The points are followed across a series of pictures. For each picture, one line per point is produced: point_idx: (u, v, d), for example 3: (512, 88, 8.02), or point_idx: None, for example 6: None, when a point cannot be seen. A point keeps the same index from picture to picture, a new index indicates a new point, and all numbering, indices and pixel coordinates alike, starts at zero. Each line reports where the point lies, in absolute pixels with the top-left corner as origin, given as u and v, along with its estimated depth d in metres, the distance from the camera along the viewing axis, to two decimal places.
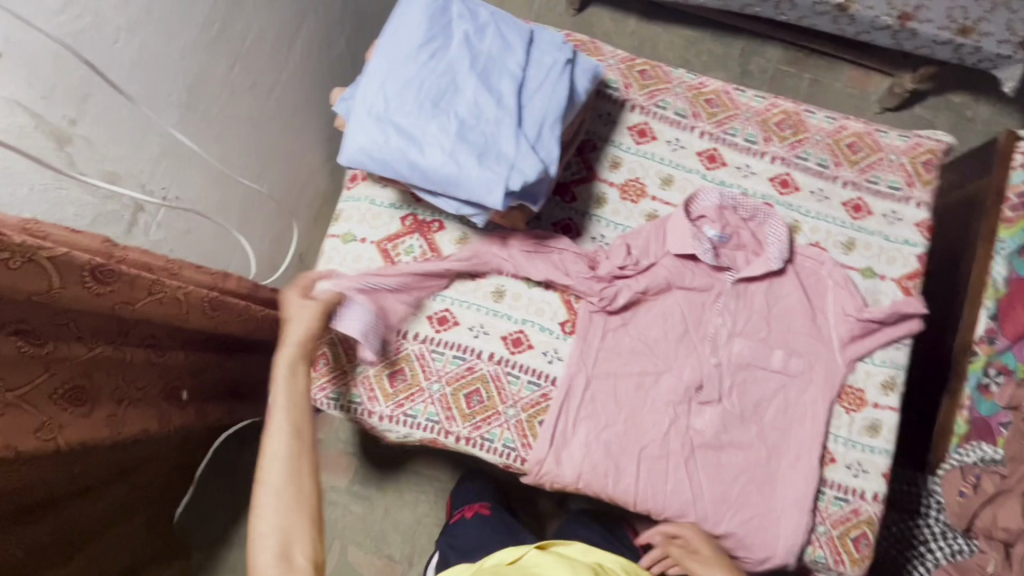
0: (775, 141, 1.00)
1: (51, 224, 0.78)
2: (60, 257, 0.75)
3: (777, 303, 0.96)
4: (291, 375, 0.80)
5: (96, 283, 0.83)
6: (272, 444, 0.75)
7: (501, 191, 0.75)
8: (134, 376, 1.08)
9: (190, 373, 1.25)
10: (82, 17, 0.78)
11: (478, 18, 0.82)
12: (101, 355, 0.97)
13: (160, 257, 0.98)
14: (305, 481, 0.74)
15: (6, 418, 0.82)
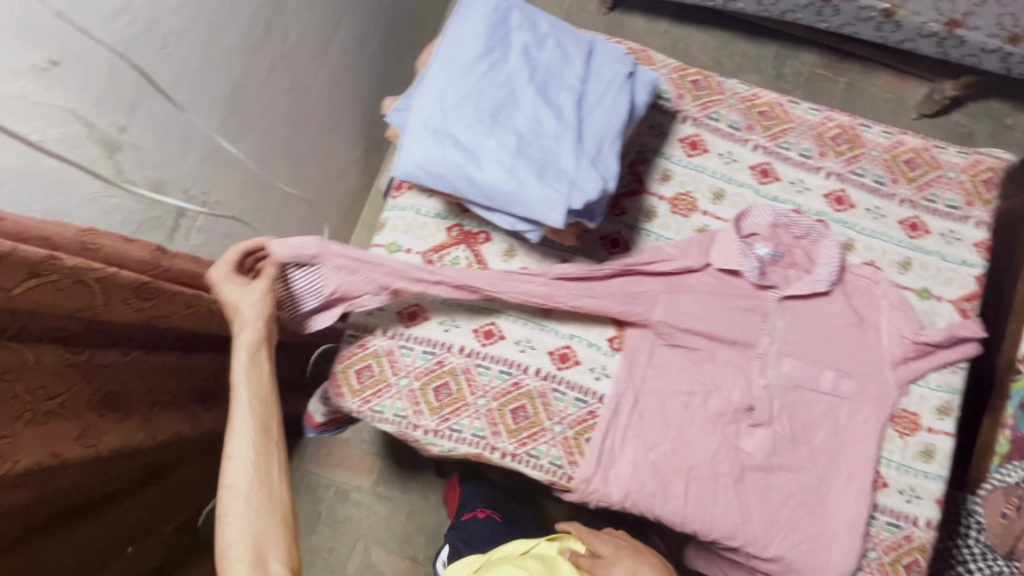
0: (831, 156, 0.98)
1: (106, 233, 0.76)
2: (107, 278, 0.74)
3: (826, 323, 0.93)
4: (251, 365, 0.78)
5: (137, 298, 0.81)
6: (235, 444, 0.74)
7: (562, 210, 0.74)
8: (167, 382, 1.05)
9: (218, 374, 1.22)
10: (135, 23, 0.76)
11: (538, 29, 0.80)
12: (134, 359, 0.94)
13: (205, 266, 0.97)
14: (273, 483, 0.75)
15: (48, 427, 0.78)
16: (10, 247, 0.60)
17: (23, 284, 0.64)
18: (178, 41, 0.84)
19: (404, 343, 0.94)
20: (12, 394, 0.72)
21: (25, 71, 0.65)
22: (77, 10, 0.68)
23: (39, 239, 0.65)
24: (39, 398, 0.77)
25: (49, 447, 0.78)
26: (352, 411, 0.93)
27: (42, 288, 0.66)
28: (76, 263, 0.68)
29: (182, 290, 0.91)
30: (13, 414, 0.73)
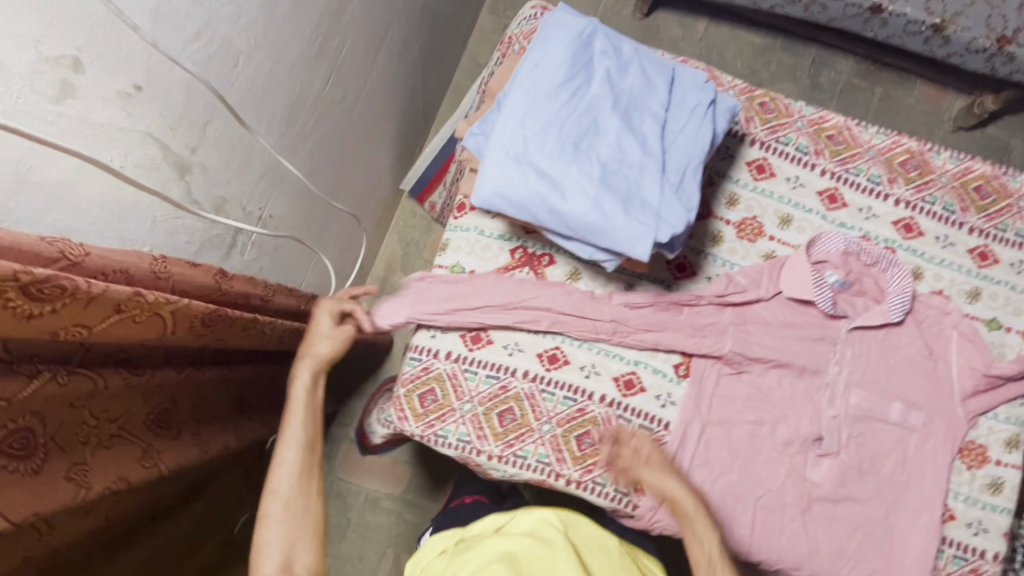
0: (900, 183, 0.97)
1: (174, 260, 0.74)
2: (180, 309, 0.71)
3: (896, 353, 0.93)
4: (311, 385, 0.82)
5: (202, 326, 0.78)
6: (284, 452, 0.76)
7: (649, 243, 0.72)
8: (212, 399, 0.97)
9: (252, 383, 1.11)
10: (212, 44, 0.74)
11: (622, 56, 0.79)
12: (190, 376, 0.85)
13: (254, 285, 0.95)
14: (312, 493, 0.76)
15: (112, 451, 0.72)
16: (101, 287, 0.58)
17: (106, 320, 0.61)
18: (248, 59, 0.82)
19: (467, 366, 0.92)
20: (78, 417, 0.66)
21: (112, 97, 0.63)
22: (163, 32, 0.65)
23: (115, 271, 0.63)
24: (102, 420, 0.70)
25: (115, 471, 0.71)
26: (414, 435, 0.91)
27: (122, 322, 0.63)
28: (157, 298, 0.66)
29: (239, 314, 0.89)
30: (80, 440, 0.66)
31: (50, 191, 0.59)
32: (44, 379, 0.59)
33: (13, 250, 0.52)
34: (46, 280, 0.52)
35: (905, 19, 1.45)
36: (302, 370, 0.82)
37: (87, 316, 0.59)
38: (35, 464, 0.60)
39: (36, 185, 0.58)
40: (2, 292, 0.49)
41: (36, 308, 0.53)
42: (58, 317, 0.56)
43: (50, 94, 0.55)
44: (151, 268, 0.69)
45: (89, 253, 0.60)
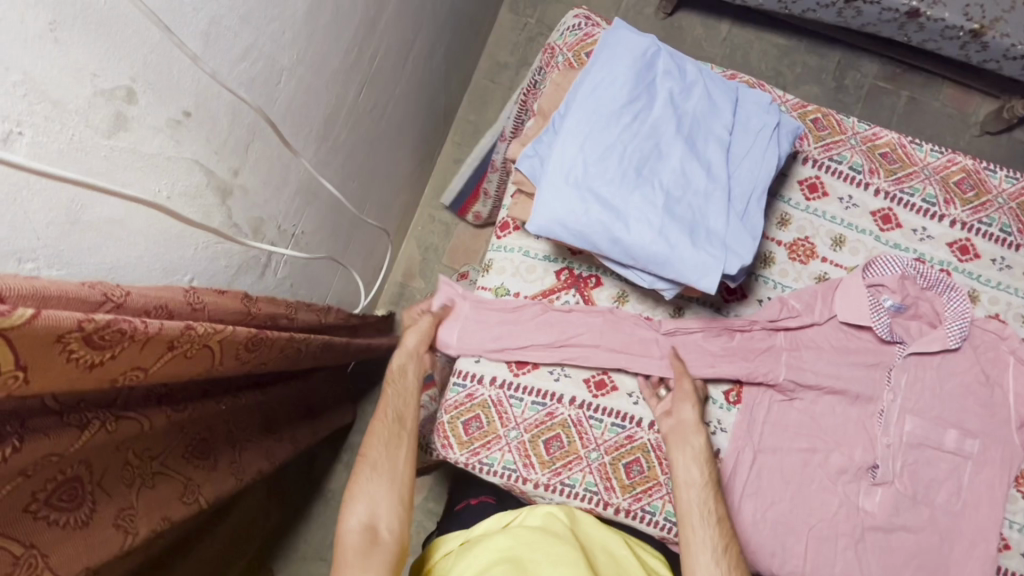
0: (956, 204, 0.94)
1: (204, 289, 0.71)
2: (225, 338, 0.66)
3: (951, 379, 0.91)
4: (405, 365, 0.87)
5: (247, 351, 0.73)
6: (377, 420, 0.81)
7: (717, 275, 0.69)
8: (247, 423, 0.91)
9: (282, 401, 1.03)
10: (257, 62, 0.69)
11: (685, 77, 0.76)
12: (228, 404, 0.81)
13: (279, 304, 0.89)
14: (398, 460, 0.79)
15: (157, 489, 0.68)
16: (157, 324, 0.55)
17: (160, 358, 0.57)
18: (291, 76, 0.78)
19: (513, 393, 0.89)
20: (122, 458, 0.63)
21: (162, 125, 0.59)
22: (213, 55, 0.62)
23: (158, 308, 0.60)
24: (144, 458, 0.67)
25: (160, 512, 0.68)
26: (459, 463, 0.89)
27: (173, 360, 0.60)
28: (206, 330, 0.61)
29: (277, 336, 0.80)
30: (125, 483, 0.63)
31: (98, 230, 0.56)
32: (94, 430, 0.55)
33: (62, 299, 0.48)
34: (106, 326, 0.49)
35: (943, 24, 1.41)
36: (402, 351, 0.88)
37: (141, 359, 0.55)
38: (84, 515, 0.58)
39: (87, 224, 0.54)
40: (66, 344, 0.46)
41: (96, 356, 0.50)
42: (117, 361, 0.53)
43: (103, 129, 0.52)
44: (186, 302, 0.65)
45: (130, 293, 0.56)
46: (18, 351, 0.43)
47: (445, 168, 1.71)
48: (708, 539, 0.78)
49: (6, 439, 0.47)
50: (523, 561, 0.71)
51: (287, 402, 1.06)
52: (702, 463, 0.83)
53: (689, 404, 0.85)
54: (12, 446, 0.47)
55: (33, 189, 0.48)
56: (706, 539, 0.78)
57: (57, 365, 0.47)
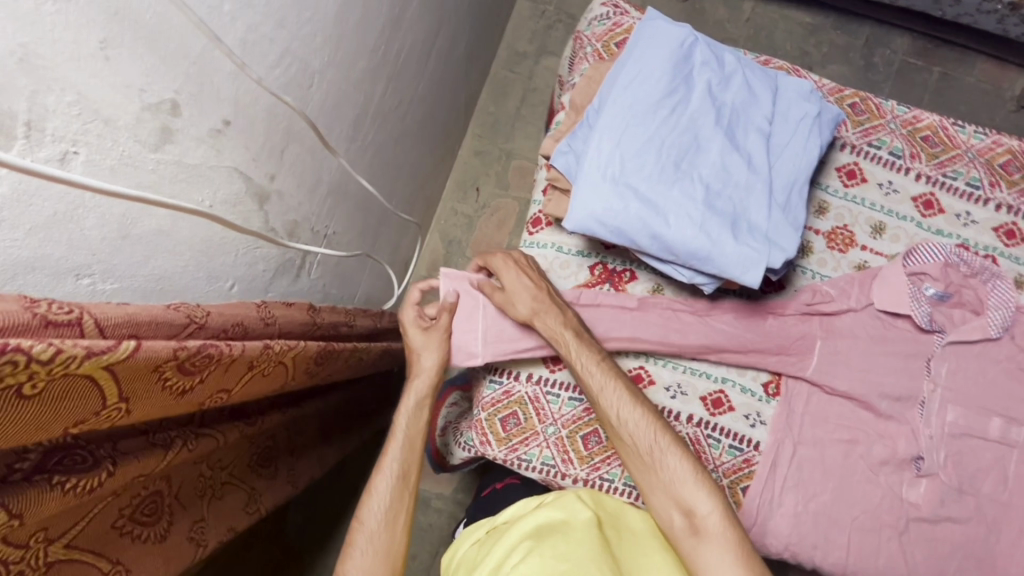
0: (1002, 186, 0.92)
1: (274, 303, 0.74)
2: (299, 353, 0.70)
3: (995, 367, 0.88)
4: (416, 409, 0.85)
5: (314, 365, 0.77)
6: (378, 483, 0.80)
7: (760, 270, 0.68)
8: (306, 430, 0.95)
9: (336, 410, 1.07)
10: (290, 67, 0.69)
11: (723, 67, 0.75)
12: (291, 416, 0.85)
13: (339, 311, 0.91)
14: (397, 527, 0.78)
15: (225, 500, 0.73)
16: (240, 346, 0.57)
17: (242, 378, 0.61)
18: (322, 77, 0.77)
19: (550, 389, 0.90)
20: (197, 471, 0.68)
21: (205, 135, 0.59)
22: (251, 61, 0.62)
23: (233, 326, 0.62)
24: (216, 469, 0.71)
25: (226, 523, 0.72)
26: (497, 459, 0.89)
27: (252, 378, 0.63)
28: (281, 347, 0.64)
29: (340, 346, 0.86)
30: (199, 493, 0.68)
31: (149, 241, 0.56)
32: (177, 449, 0.58)
33: (148, 325, 0.50)
34: (197, 354, 0.51)
35: None
36: (414, 388, 0.85)
37: (226, 380, 0.58)
38: (161, 530, 0.62)
39: (136, 238, 0.55)
40: (161, 373, 0.49)
41: (186, 381, 0.53)
42: (204, 385, 0.55)
43: (151, 143, 0.52)
44: (259, 317, 0.68)
45: (211, 314, 0.59)
46: (119, 382, 0.46)
47: (466, 160, 1.70)
48: (621, 399, 0.80)
49: (102, 464, 0.49)
50: (543, 538, 0.66)
51: (342, 408, 1.09)
52: (572, 330, 0.82)
53: (523, 294, 0.83)
54: (107, 471, 0.50)
55: (90, 205, 0.48)
56: (616, 400, 0.80)
57: (151, 393, 0.49)
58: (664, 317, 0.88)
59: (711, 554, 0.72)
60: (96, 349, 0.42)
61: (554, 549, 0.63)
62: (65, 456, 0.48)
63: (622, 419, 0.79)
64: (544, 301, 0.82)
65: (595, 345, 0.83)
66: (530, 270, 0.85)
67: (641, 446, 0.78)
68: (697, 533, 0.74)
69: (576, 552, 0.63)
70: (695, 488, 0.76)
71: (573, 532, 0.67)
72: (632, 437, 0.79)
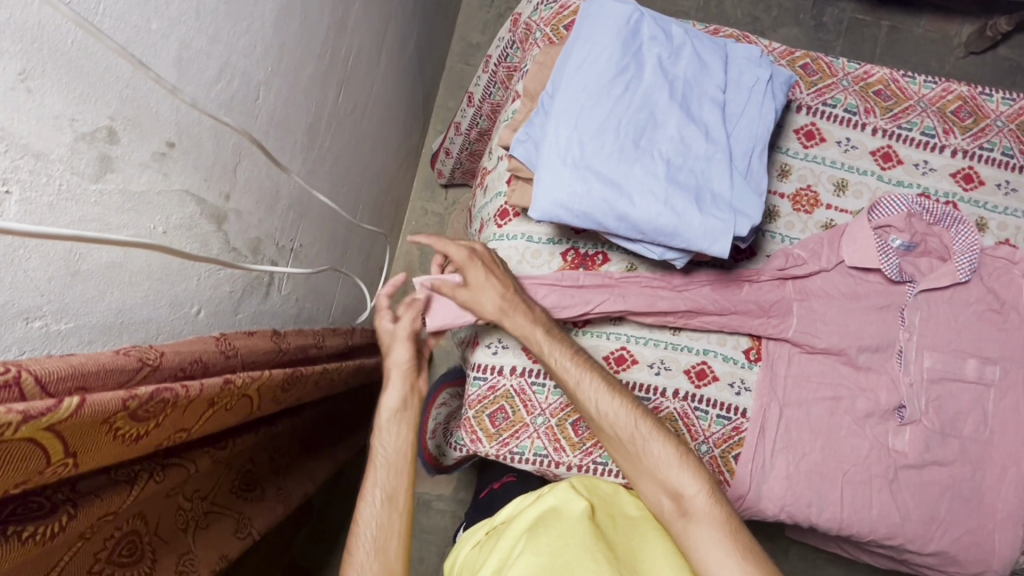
0: (956, 132, 0.94)
1: (236, 335, 0.72)
2: (261, 384, 0.69)
3: (966, 310, 0.90)
4: (392, 425, 0.83)
5: (284, 391, 0.76)
6: (364, 510, 0.78)
7: (728, 240, 0.69)
8: (285, 447, 0.96)
9: (315, 423, 1.09)
10: (232, 82, 0.68)
11: (672, 39, 0.74)
12: (266, 434, 0.84)
13: (305, 334, 0.90)
14: (390, 554, 0.75)
15: (211, 528, 0.72)
16: (198, 386, 0.57)
17: (203, 417, 0.60)
18: (267, 90, 0.76)
19: (534, 379, 0.89)
20: (174, 504, 0.67)
21: (148, 160, 0.57)
22: (188, 82, 0.60)
23: (193, 363, 0.61)
24: (195, 500, 0.70)
25: (217, 550, 0.72)
26: (489, 455, 0.89)
27: (214, 415, 0.62)
28: (243, 381, 0.64)
29: (309, 370, 0.86)
30: (179, 527, 0.67)
31: (101, 275, 0.55)
32: (143, 481, 0.57)
33: (95, 375, 0.49)
34: (149, 400, 0.50)
35: None
36: (391, 397, 0.84)
37: (186, 420, 0.57)
38: (146, 566, 0.62)
39: (88, 274, 0.53)
40: (112, 423, 0.48)
41: (141, 428, 0.52)
42: (161, 427, 0.54)
43: (90, 173, 0.50)
44: (219, 350, 0.66)
45: (165, 352, 0.57)
46: (64, 439, 0.44)
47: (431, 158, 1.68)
48: (598, 387, 0.80)
49: (62, 507, 0.48)
50: (536, 535, 0.66)
51: (320, 423, 1.11)
52: (540, 326, 0.81)
53: (488, 292, 0.81)
54: (68, 514, 0.49)
55: (30, 245, 0.46)
56: (593, 392, 0.80)
57: (103, 445, 0.48)
58: (646, 292, 0.86)
59: (700, 534, 0.72)
60: (34, 411, 0.40)
61: (548, 547, 0.64)
62: (21, 505, 0.46)
63: (602, 411, 0.79)
64: (513, 300, 0.81)
65: (567, 340, 0.83)
66: (497, 268, 0.83)
67: (623, 434, 0.79)
68: (686, 515, 0.74)
69: (569, 547, 0.64)
70: (680, 470, 0.76)
71: (567, 525, 0.67)
72: (613, 426, 0.79)
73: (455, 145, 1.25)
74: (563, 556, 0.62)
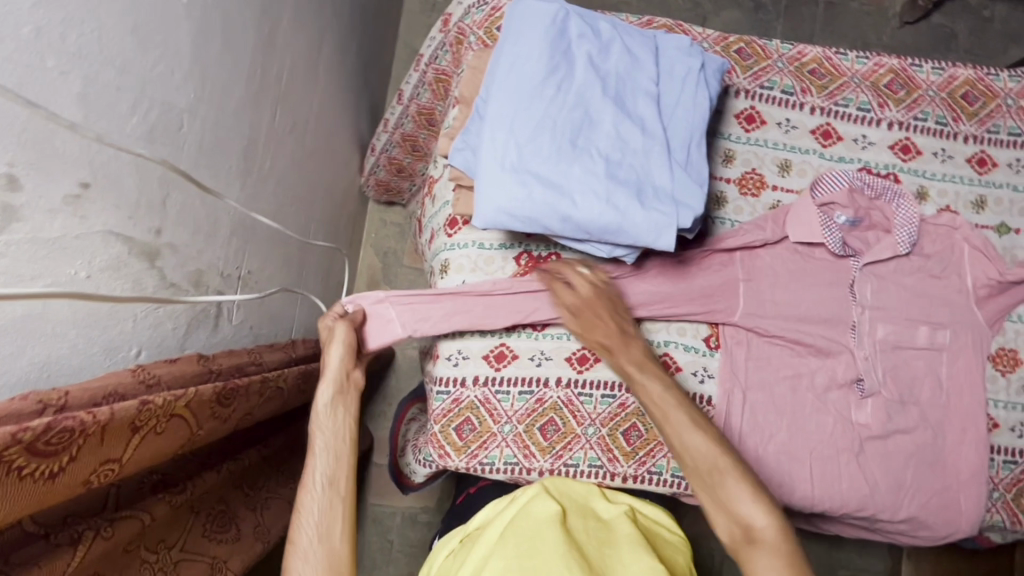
0: (890, 105, 0.95)
1: (160, 366, 0.68)
2: (191, 400, 0.65)
3: (914, 278, 0.92)
4: (332, 409, 0.77)
5: (221, 407, 0.72)
6: (305, 497, 0.69)
7: (673, 232, 0.68)
8: (254, 480, 0.93)
9: (286, 450, 1.06)
10: (150, 112, 0.65)
11: (600, 36, 0.74)
12: (228, 471, 0.82)
13: (242, 353, 0.87)
14: (337, 540, 0.67)
15: None
16: (107, 411, 0.52)
17: (130, 444, 0.56)
18: (191, 118, 0.73)
19: (498, 388, 0.88)
20: (136, 558, 0.64)
21: (60, 205, 0.55)
22: (96, 117, 0.57)
23: (104, 397, 0.56)
24: (162, 550, 0.68)
25: None
26: (460, 469, 0.88)
27: (144, 440, 0.58)
28: (165, 399, 0.60)
29: (248, 381, 0.81)
30: None
31: (17, 330, 0.52)
32: (89, 542, 0.55)
33: None
34: (49, 429, 0.46)
35: None
36: (324, 390, 0.77)
37: (110, 449, 0.53)
38: None
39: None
40: (11, 461, 0.43)
41: (54, 464, 0.47)
42: (79, 463, 0.50)
43: None
44: (131, 375, 0.62)
45: (69, 393, 0.53)
46: None
47: None
48: (684, 418, 0.70)
49: None
50: (506, 540, 0.65)
51: (292, 450, 1.09)
52: (632, 360, 0.76)
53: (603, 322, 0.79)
54: None
55: None
56: (674, 424, 0.71)
57: (9, 487, 0.44)
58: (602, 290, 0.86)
59: (767, 565, 0.61)
60: None
61: (516, 549, 0.62)
62: None
63: (682, 444, 0.69)
64: (619, 336, 0.78)
65: (661, 372, 0.76)
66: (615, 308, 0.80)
67: (703, 467, 0.67)
68: (753, 544, 0.63)
69: (539, 548, 0.62)
70: (753, 501, 0.64)
71: (536, 528, 0.65)
72: (693, 461, 0.68)
73: (378, 142, 1.26)
74: (532, 559, 0.61)
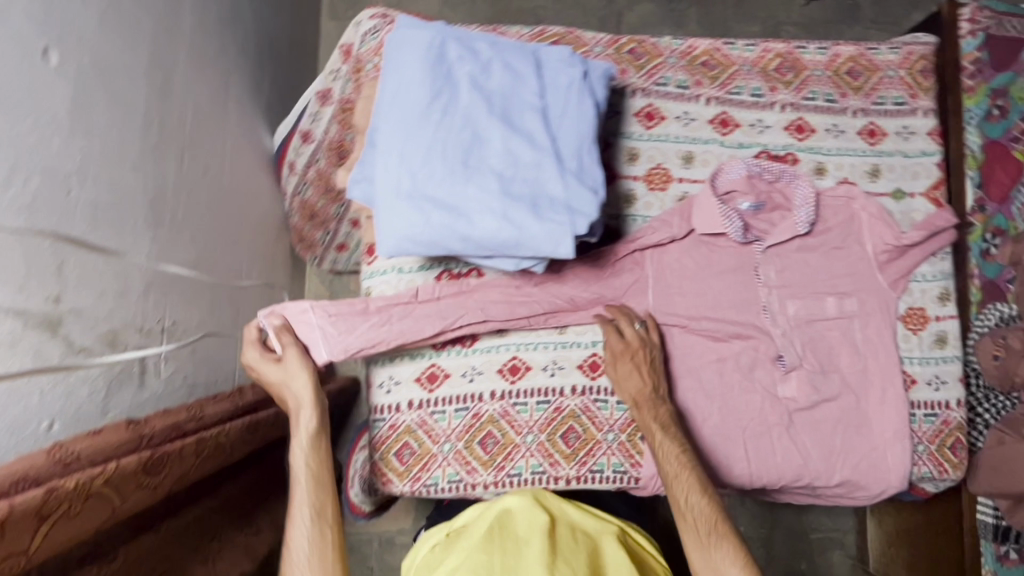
0: (780, 88, 0.99)
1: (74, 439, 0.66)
2: (108, 478, 0.65)
3: (821, 252, 0.96)
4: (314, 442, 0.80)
5: (148, 476, 0.72)
6: (293, 528, 0.73)
7: (571, 240, 0.70)
8: (205, 531, 0.92)
9: (237, 497, 1.05)
10: (29, 181, 0.65)
11: (479, 56, 0.75)
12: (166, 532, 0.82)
13: (179, 411, 0.87)
14: (329, 566, 0.72)
15: None
16: (5, 508, 0.52)
17: (37, 534, 0.55)
18: (81, 180, 0.73)
19: (434, 408, 0.89)
20: None
21: None
22: None
23: (17, 482, 0.55)
24: None
25: None
26: (405, 493, 0.89)
27: (55, 526, 0.57)
28: (76, 482, 0.60)
29: (181, 443, 0.80)
30: None
31: None
32: None
33: None
34: None
35: None
36: (306, 418, 0.81)
37: (17, 542, 0.53)
38: None
39: None
40: None
41: None
42: None
43: None
44: (46, 454, 0.61)
45: None
46: None
47: None
48: (694, 484, 0.79)
49: None
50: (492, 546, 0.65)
51: (245, 496, 1.08)
52: (658, 421, 0.85)
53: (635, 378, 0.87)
54: None
55: None
56: (684, 486, 0.79)
57: None
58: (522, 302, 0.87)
59: None
60: None
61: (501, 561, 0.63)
62: None
63: (687, 504, 0.78)
64: (649, 399, 0.86)
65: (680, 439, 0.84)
66: (648, 368, 0.88)
67: (700, 528, 0.76)
68: None
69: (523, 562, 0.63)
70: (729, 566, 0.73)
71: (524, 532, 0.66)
72: (692, 522, 0.77)
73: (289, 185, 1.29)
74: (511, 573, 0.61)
